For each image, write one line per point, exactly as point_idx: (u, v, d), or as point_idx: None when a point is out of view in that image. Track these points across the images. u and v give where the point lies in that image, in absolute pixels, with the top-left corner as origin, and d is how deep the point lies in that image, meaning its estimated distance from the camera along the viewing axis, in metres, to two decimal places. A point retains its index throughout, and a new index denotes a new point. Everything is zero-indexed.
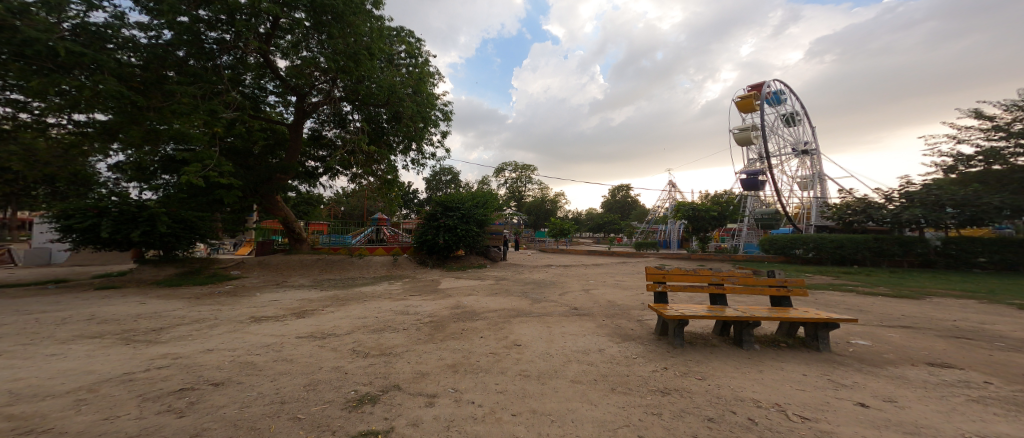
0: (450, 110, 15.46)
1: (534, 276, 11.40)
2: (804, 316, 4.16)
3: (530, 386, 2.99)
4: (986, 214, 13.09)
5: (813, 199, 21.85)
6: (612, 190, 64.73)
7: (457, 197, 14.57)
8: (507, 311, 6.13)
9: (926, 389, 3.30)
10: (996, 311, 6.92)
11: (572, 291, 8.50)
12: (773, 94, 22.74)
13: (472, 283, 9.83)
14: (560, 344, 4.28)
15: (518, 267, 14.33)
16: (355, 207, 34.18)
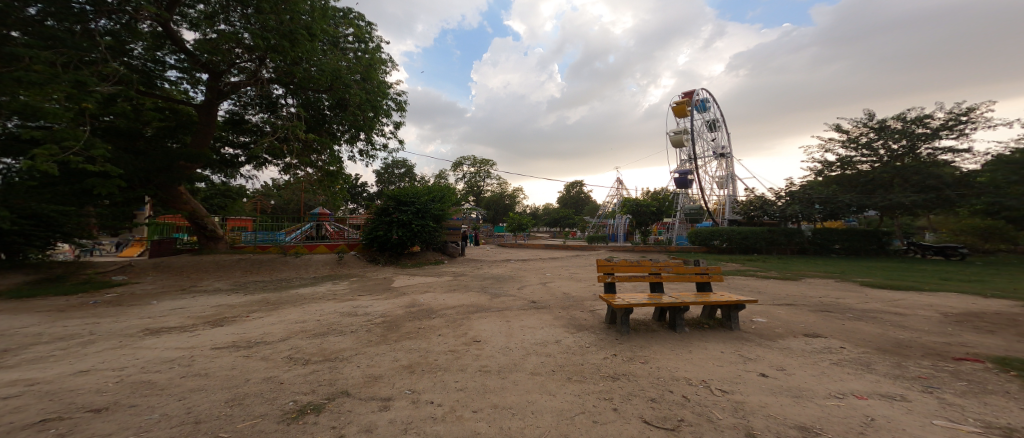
0: (403, 100, 14.59)
1: (493, 271, 11.39)
2: (722, 299, 4.77)
3: (490, 381, 3.00)
4: (840, 209, 16.37)
5: (728, 197, 25.03)
6: (568, 186, 66.86)
7: (412, 191, 13.89)
8: (466, 307, 6.06)
9: (812, 356, 4.01)
10: (854, 287, 8.65)
11: (530, 285, 8.68)
12: (700, 102, 25.41)
13: (427, 280, 9.50)
14: (519, 338, 4.35)
15: (475, 263, 14.16)
16: (292, 201, 30.88)
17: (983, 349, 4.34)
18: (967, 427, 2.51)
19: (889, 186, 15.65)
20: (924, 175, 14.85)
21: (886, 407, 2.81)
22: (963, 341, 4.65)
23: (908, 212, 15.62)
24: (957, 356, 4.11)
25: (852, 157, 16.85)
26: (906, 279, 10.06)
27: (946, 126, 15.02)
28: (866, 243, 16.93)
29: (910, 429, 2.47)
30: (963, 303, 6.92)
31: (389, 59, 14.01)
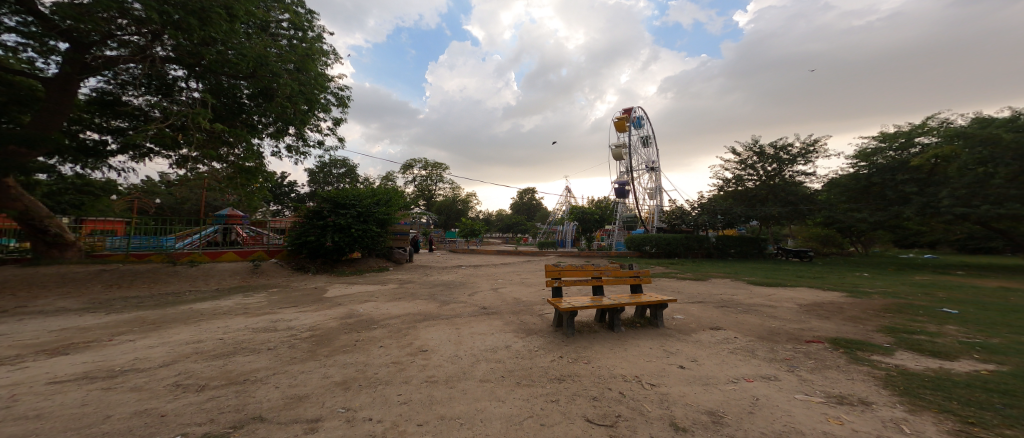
0: (346, 95, 13.49)
1: (442, 278, 11.01)
2: (651, 300, 5.23)
3: (437, 391, 2.89)
4: (735, 219, 19.10)
5: (655, 207, 27.59)
6: (521, 192, 67.95)
7: (353, 193, 12.88)
8: (413, 315, 5.78)
9: (720, 347, 4.60)
10: (749, 286, 10.13)
11: (481, 291, 8.58)
12: (636, 119, 27.82)
13: (367, 288, 8.83)
14: (468, 345, 4.26)
15: (424, 269, 13.51)
16: (188, 199, 26.12)
17: (822, 332, 5.42)
18: (818, 397, 3.10)
19: (772, 200, 18.68)
20: (788, 193, 18.29)
21: (769, 388, 3.34)
22: (811, 326, 5.77)
23: (784, 222, 18.86)
24: (804, 338, 5.07)
25: (744, 175, 19.55)
26: (782, 277, 12.10)
27: (799, 151, 18.51)
28: (749, 247, 20.08)
29: (784, 404, 2.97)
30: (819, 296, 8.54)
31: (333, 50, 12.81)
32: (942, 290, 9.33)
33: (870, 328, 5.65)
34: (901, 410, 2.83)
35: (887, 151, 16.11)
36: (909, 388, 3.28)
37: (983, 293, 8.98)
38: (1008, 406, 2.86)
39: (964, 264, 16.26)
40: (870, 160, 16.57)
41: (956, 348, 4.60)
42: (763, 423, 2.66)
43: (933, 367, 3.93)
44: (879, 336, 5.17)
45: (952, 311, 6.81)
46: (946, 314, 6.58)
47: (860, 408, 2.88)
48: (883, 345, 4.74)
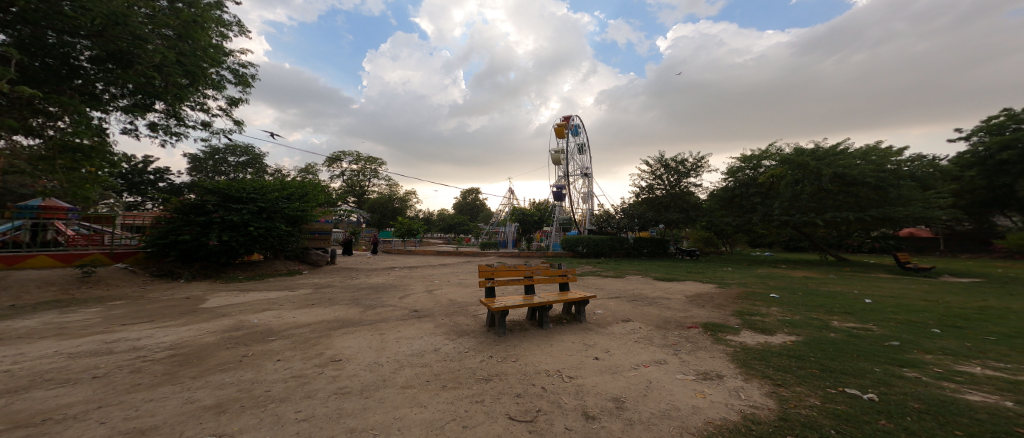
0: (246, 73, 11.88)
1: (369, 281, 10.26)
2: (577, 297, 5.55)
3: (346, 403, 2.68)
4: (646, 221, 21.46)
5: (586, 212, 29.10)
6: (463, 193, 67.04)
7: (250, 186, 11.28)
8: (326, 323, 5.29)
9: (628, 337, 5.11)
10: (655, 281, 11.44)
11: (414, 293, 8.21)
12: (574, 127, 29.37)
13: (269, 295, 7.79)
14: (392, 351, 4.04)
15: (348, 272, 12.44)
16: None
17: (700, 318, 6.38)
18: (692, 376, 3.64)
19: (674, 207, 21.26)
20: (686, 202, 21.08)
21: (662, 371, 3.80)
22: (691, 313, 6.76)
23: (683, 226, 21.63)
24: (685, 324, 5.89)
25: (655, 184, 21.98)
26: (679, 272, 13.88)
27: (692, 166, 21.41)
28: (657, 247, 22.60)
29: (672, 385, 3.40)
30: (702, 287, 10.04)
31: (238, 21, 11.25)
32: (783, 280, 11.72)
33: (741, 313, 6.80)
34: (748, 381, 3.46)
35: (745, 170, 19.40)
36: (753, 360, 4.05)
37: (812, 281, 11.53)
38: (808, 370, 3.73)
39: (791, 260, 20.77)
40: (731, 176, 19.91)
41: (776, 324, 5.85)
42: (653, 404, 3.00)
43: (767, 341, 4.91)
44: (731, 319, 6.27)
45: (787, 296, 8.61)
46: (794, 299, 8.23)
47: (722, 382, 3.45)
48: (733, 325, 5.79)
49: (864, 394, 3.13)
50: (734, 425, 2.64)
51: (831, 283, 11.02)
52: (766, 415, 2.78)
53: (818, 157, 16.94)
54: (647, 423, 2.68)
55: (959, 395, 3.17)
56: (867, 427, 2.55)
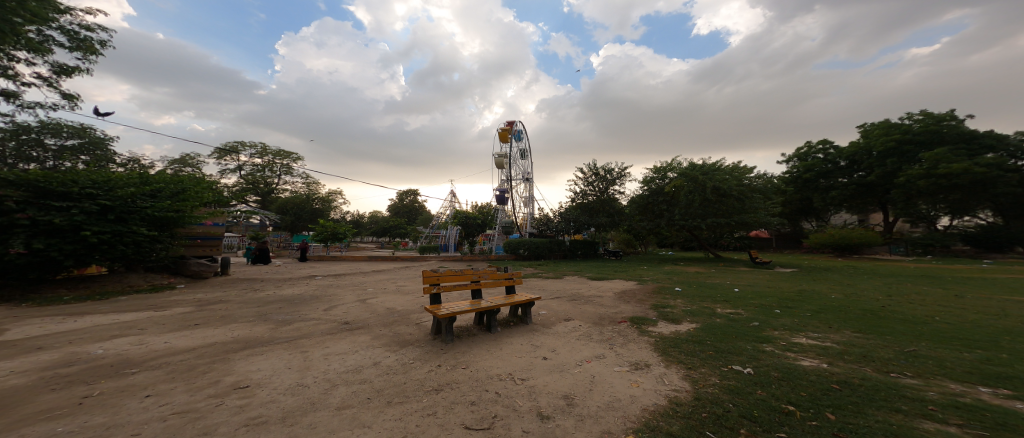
0: (87, 40, 10.16)
1: (289, 292, 9.17)
2: (522, 299, 5.62)
3: (262, 435, 2.34)
4: (579, 223, 22.75)
5: (529, 215, 29.11)
6: (399, 195, 63.96)
7: (83, 177, 8.94)
8: (222, 345, 4.57)
9: (570, 335, 5.33)
10: (588, 280, 12.16)
11: (344, 304, 7.54)
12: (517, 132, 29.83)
13: (125, 319, 6.37)
14: (319, 370, 3.65)
15: (254, 284, 10.94)
16: None
17: (626, 313, 6.93)
18: (626, 367, 3.93)
19: (602, 211, 22.86)
20: (613, 210, 22.80)
21: (601, 365, 4.04)
22: (620, 309, 7.32)
23: (610, 229, 23.37)
24: (616, 319, 6.36)
25: (587, 191, 23.43)
26: (608, 271, 14.95)
27: (618, 175, 23.17)
28: (590, 249, 24.03)
29: (612, 378, 3.63)
30: (627, 285, 10.97)
31: None
32: (685, 275, 13.41)
33: (661, 306, 7.55)
34: (669, 367, 3.85)
35: (655, 180, 21.34)
36: (672, 348, 4.53)
37: (699, 275, 13.41)
38: (709, 352, 4.27)
39: (684, 258, 23.81)
40: (646, 185, 21.69)
41: (682, 314, 6.64)
42: (598, 398, 3.17)
43: (678, 330, 5.54)
44: (650, 312, 6.93)
45: (693, 288, 9.84)
46: (701, 291, 9.41)
47: (650, 370, 3.79)
48: (653, 318, 6.43)
49: (748, 370, 3.68)
50: (663, 409, 2.90)
51: (713, 276, 12.99)
52: (684, 397, 3.11)
53: (705, 171, 19.94)
54: (595, 417, 2.81)
55: (798, 362, 3.93)
56: (752, 397, 3.00)
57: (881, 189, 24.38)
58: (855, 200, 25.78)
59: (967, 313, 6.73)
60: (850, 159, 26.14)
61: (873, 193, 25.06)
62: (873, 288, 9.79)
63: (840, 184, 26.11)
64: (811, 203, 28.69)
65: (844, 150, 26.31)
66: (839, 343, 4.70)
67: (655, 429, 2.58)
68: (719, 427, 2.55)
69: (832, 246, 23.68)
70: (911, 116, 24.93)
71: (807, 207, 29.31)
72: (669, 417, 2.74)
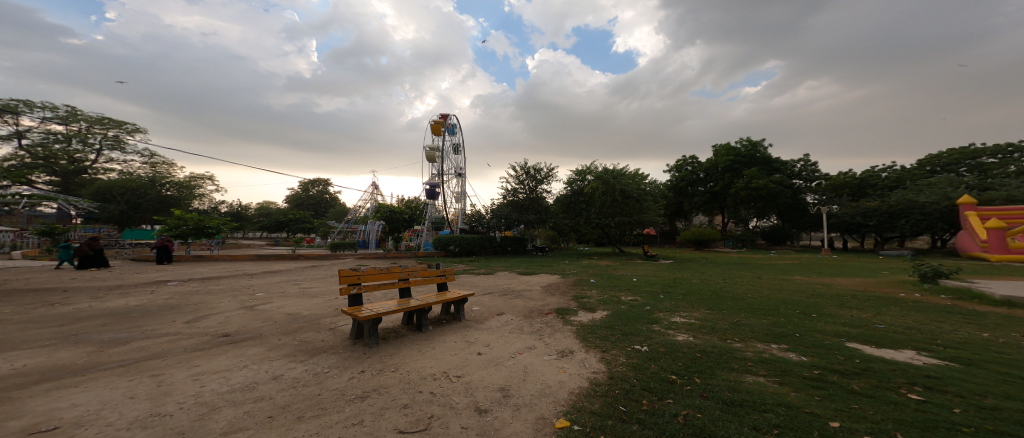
0: None
1: (159, 300, 7.53)
2: (455, 295, 5.48)
3: None
4: (511, 219, 23.34)
5: (460, 210, 28.62)
6: (307, 184, 57.02)
7: None
8: (10, 379, 3.38)
9: (502, 329, 5.42)
10: (517, 275, 12.49)
11: (229, 312, 6.46)
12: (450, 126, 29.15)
13: None
14: (197, 392, 3.09)
15: (106, 290, 8.69)
16: None
17: (552, 305, 7.33)
18: (554, 355, 4.17)
19: (531, 209, 23.63)
20: (541, 210, 23.62)
21: (533, 355, 4.22)
22: (545, 301, 7.73)
23: (537, 226, 24.29)
24: (543, 311, 6.70)
25: (518, 189, 23.96)
26: (535, 267, 15.58)
27: (546, 174, 24.21)
28: (519, 245, 24.76)
29: (541, 367, 3.82)
30: (551, 278, 11.61)
31: None
32: (599, 268, 14.75)
33: (581, 296, 8.19)
34: (588, 352, 4.20)
35: (575, 182, 23.13)
36: (590, 334, 4.95)
37: (609, 268, 14.86)
38: (618, 335, 4.78)
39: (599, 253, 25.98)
40: (569, 186, 23.27)
41: (597, 303, 7.30)
42: (531, 387, 3.30)
43: (593, 317, 6.11)
44: (571, 303, 7.47)
45: (608, 279, 10.92)
46: (615, 281, 10.48)
47: (574, 356, 4.09)
48: (574, 307, 6.93)
49: (645, 348, 4.22)
50: (587, 390, 3.15)
51: (620, 268, 14.52)
52: (602, 377, 3.42)
53: (615, 176, 21.97)
54: (529, 405, 2.93)
55: (673, 337, 4.65)
56: (649, 371, 3.46)
57: (722, 197, 30.41)
58: (709, 205, 31.15)
59: (764, 288, 8.97)
60: (706, 172, 31.43)
61: (717, 200, 30.87)
62: (729, 273, 12.15)
63: (698, 192, 31.33)
64: (680, 207, 33.42)
65: (704, 164, 31.40)
66: (699, 319, 5.69)
67: (580, 409, 2.78)
68: (628, 400, 2.87)
69: (691, 241, 28.28)
70: (741, 140, 31.68)
71: (680, 209, 33.73)
72: (591, 397, 2.98)
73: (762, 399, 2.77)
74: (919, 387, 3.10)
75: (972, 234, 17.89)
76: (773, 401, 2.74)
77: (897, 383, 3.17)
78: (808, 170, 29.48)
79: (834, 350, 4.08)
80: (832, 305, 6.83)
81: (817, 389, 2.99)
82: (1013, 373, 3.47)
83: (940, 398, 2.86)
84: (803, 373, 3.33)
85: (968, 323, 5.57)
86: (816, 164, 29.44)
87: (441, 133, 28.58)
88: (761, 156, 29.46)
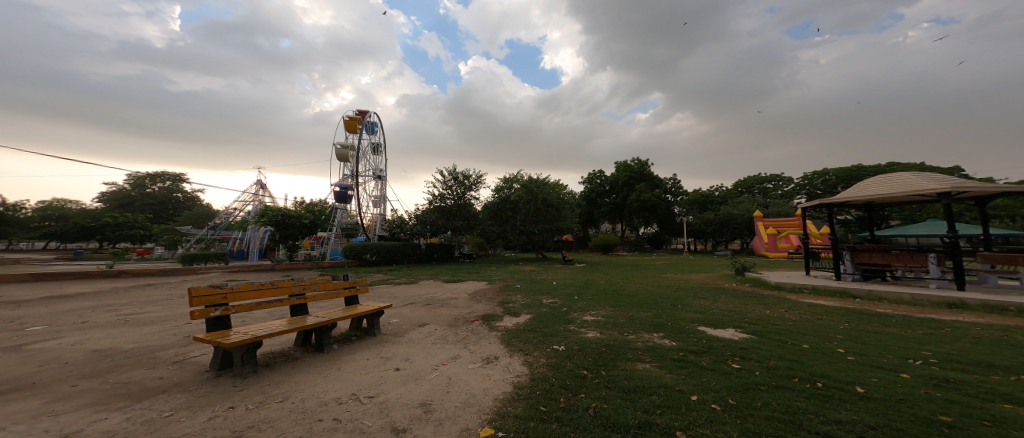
0: None
1: None
2: (367, 309, 4.79)
3: None
4: (437, 226, 22.64)
5: (378, 215, 26.75)
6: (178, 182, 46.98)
7: None
8: None
9: (425, 341, 4.99)
10: (444, 283, 12.02)
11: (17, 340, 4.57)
12: (370, 124, 27.17)
13: None
14: None
15: None
16: None
17: (478, 312, 7.17)
18: (478, 363, 4.01)
19: (458, 216, 23.22)
20: (468, 218, 23.12)
21: (458, 366, 3.96)
22: (472, 309, 7.52)
23: (465, 233, 23.86)
24: (470, 319, 6.49)
25: (445, 194, 23.30)
26: (462, 274, 15.29)
27: (476, 181, 23.82)
28: (445, 252, 24.03)
29: (463, 376, 3.63)
30: (478, 285, 11.45)
31: None
32: (524, 273, 15.14)
33: (506, 302, 8.20)
34: (512, 356, 4.16)
35: (503, 190, 23.34)
36: (514, 338, 4.95)
37: (532, 273, 15.40)
38: (539, 337, 4.86)
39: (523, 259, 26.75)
40: (497, 193, 23.39)
41: (521, 307, 7.39)
42: (455, 400, 3.04)
43: (518, 322, 6.14)
44: (498, 309, 7.41)
45: (531, 284, 11.22)
46: (538, 286, 10.81)
47: (498, 362, 3.99)
48: (500, 313, 6.89)
49: (562, 347, 4.36)
50: (511, 395, 3.07)
51: (542, 273, 15.10)
52: (524, 380, 3.39)
53: (538, 186, 22.78)
54: (452, 418, 2.72)
55: (582, 335, 4.91)
56: (565, 369, 3.54)
57: (621, 209, 34.01)
58: (614, 214, 34.63)
59: (656, 286, 10.16)
60: (611, 185, 34.73)
61: (617, 211, 34.43)
62: (633, 275, 13.48)
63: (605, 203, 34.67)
64: (591, 215, 36.59)
65: (609, 179, 34.65)
66: (605, 316, 6.13)
67: (504, 415, 2.68)
68: (547, 400, 2.88)
69: (598, 246, 31.06)
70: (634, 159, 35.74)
71: (592, 217, 36.51)
72: (514, 402, 2.92)
73: (649, 384, 3.03)
74: (738, 358, 3.74)
75: (761, 239, 23.90)
76: (656, 385, 3.01)
77: (723, 356, 3.78)
78: (675, 187, 34.91)
79: (685, 333, 4.78)
80: (694, 296, 8.17)
81: (680, 368, 3.42)
82: (785, 339, 4.54)
83: (751, 365, 3.50)
84: (672, 356, 3.79)
85: (760, 304, 7.19)
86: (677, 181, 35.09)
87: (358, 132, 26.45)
88: (649, 174, 33.75)
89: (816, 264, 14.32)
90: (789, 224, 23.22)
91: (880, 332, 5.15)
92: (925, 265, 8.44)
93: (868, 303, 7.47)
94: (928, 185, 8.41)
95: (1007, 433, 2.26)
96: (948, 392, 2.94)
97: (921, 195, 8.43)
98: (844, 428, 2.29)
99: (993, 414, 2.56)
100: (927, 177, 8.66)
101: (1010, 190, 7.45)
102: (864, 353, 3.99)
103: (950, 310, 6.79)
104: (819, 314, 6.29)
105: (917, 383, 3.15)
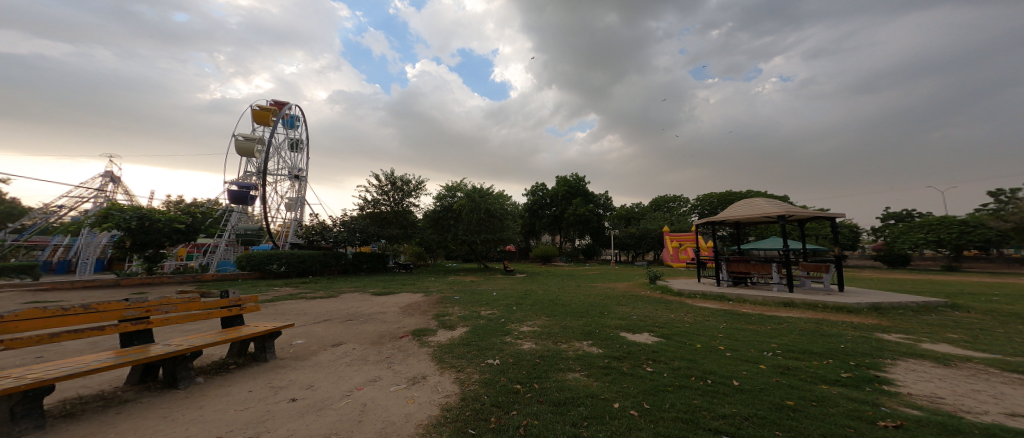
0: None
1: None
2: (253, 331, 3.97)
3: None
4: (367, 234, 21.00)
5: (292, 220, 23.84)
6: None
7: None
8: None
9: (337, 363, 4.36)
10: (370, 297, 10.99)
11: None
12: (289, 117, 24.62)
13: None
14: None
15: None
16: None
17: (408, 327, 6.63)
18: (402, 384, 3.53)
19: (395, 223, 21.77)
20: (404, 226, 21.86)
21: (375, 389, 3.40)
22: (400, 324, 6.91)
23: (402, 241, 22.41)
24: (396, 335, 5.93)
25: (381, 200, 21.80)
26: (394, 285, 14.23)
27: (414, 187, 22.72)
28: (377, 262, 22.31)
29: (380, 401, 3.09)
30: (412, 298, 10.69)
31: None
32: (462, 284, 14.69)
33: (435, 316, 7.72)
34: (442, 374, 3.81)
35: (445, 198, 22.73)
36: (445, 354, 4.60)
37: (471, 283, 15.03)
38: (474, 351, 4.62)
39: (460, 269, 26.12)
40: (438, 201, 22.63)
41: (457, 320, 7.04)
42: (368, 429, 2.53)
43: (448, 337, 5.77)
44: (427, 323, 6.92)
45: (465, 296, 10.82)
46: (470, 297, 10.46)
47: (426, 382, 3.58)
48: (433, 327, 6.47)
49: (496, 361, 4.17)
50: (437, 419, 2.67)
51: (479, 284, 14.72)
52: (454, 400, 3.04)
53: (480, 195, 22.66)
54: None
55: (517, 347, 4.78)
56: (498, 384, 3.34)
57: (561, 221, 35.43)
58: (554, 226, 35.84)
59: (582, 294, 10.56)
60: (552, 198, 36.14)
61: (557, 223, 35.79)
62: (562, 284, 13.87)
63: (546, 214, 35.84)
64: (532, 226, 37.37)
65: (551, 191, 36.07)
66: (540, 326, 6.10)
67: None
68: (477, 421, 2.59)
69: (538, 257, 31.70)
70: (572, 174, 37.67)
71: (532, 229, 37.35)
72: (439, 426, 2.55)
73: (577, 394, 2.99)
74: (651, 361, 3.94)
75: (667, 250, 26.78)
76: (585, 394, 2.98)
77: (640, 361, 3.93)
78: (607, 202, 37.62)
79: (604, 340, 4.94)
80: (616, 303, 8.66)
81: (606, 375, 3.47)
82: (686, 340, 4.95)
83: (662, 367, 3.69)
84: (600, 364, 3.83)
85: (667, 309, 7.88)
86: (607, 198, 37.85)
87: (272, 125, 23.75)
88: (584, 189, 35.84)
89: (703, 272, 16.38)
90: (686, 236, 26.65)
91: (746, 329, 5.94)
92: (772, 273, 10.11)
93: (740, 304, 8.66)
94: (772, 208, 10.22)
95: (825, 412, 2.62)
96: (790, 379, 3.41)
97: (769, 216, 10.15)
98: (731, 421, 2.45)
99: (818, 395, 3.01)
100: (773, 202, 10.42)
101: (821, 214, 9.30)
102: (735, 349, 4.52)
103: (785, 308, 8.23)
104: (706, 315, 7.08)
105: (771, 372, 3.61)
